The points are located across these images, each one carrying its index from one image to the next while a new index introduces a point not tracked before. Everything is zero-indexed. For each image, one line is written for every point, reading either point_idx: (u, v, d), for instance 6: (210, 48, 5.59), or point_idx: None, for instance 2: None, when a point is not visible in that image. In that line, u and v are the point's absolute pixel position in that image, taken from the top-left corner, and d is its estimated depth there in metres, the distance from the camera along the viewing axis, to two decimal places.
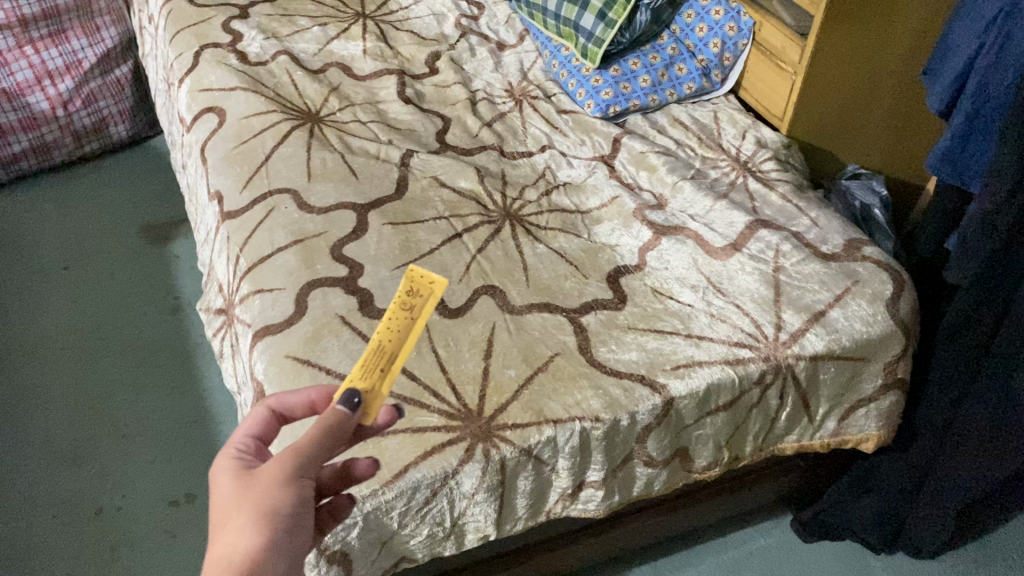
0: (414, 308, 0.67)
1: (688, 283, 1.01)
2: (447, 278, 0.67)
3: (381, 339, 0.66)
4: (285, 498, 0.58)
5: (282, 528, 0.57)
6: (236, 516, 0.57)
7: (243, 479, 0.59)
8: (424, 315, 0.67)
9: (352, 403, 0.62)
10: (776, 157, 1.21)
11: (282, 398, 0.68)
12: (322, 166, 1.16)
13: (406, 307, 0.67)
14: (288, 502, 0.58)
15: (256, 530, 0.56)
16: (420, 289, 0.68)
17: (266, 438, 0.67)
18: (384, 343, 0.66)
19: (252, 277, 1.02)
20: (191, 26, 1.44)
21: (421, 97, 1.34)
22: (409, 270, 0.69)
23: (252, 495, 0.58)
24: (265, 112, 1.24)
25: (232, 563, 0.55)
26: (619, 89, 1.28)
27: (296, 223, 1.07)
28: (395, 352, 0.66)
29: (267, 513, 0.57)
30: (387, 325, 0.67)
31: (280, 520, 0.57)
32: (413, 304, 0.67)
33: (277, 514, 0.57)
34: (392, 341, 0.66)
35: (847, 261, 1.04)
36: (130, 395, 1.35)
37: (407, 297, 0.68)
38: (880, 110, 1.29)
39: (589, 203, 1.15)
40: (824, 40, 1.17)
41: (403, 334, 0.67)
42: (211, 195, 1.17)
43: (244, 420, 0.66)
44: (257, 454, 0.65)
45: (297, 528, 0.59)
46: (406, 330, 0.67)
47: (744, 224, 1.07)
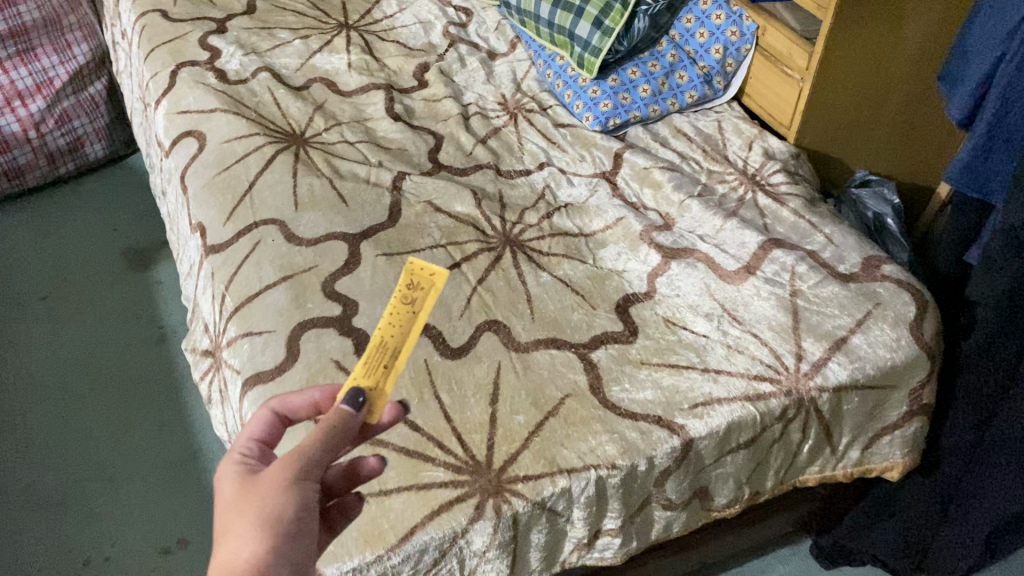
0: (418, 301, 0.69)
1: (701, 311, 0.96)
2: (447, 271, 0.70)
3: (384, 336, 0.68)
4: (287, 502, 0.57)
5: (285, 533, 0.57)
6: (241, 523, 0.57)
7: (246, 485, 0.59)
8: (426, 309, 0.69)
9: (356, 402, 0.64)
10: (785, 168, 1.15)
11: (289, 399, 0.69)
12: (310, 193, 1.10)
13: (410, 301, 0.69)
14: (291, 505, 0.58)
15: (259, 537, 0.55)
16: (421, 282, 0.70)
17: (269, 441, 0.68)
18: (388, 339, 0.68)
19: (239, 319, 0.96)
20: (167, 43, 1.37)
21: (411, 113, 1.28)
22: (409, 266, 0.71)
23: (254, 502, 0.57)
24: (246, 136, 1.18)
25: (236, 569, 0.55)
26: (619, 100, 1.23)
27: (285, 257, 1.01)
28: (399, 347, 0.68)
29: (269, 519, 0.57)
30: (390, 321, 0.69)
31: (283, 524, 0.57)
32: (413, 299, 0.70)
33: (280, 520, 0.57)
34: (395, 336, 0.68)
35: (866, 281, 0.99)
36: (116, 434, 1.29)
37: (410, 290, 0.70)
38: (889, 114, 1.24)
39: (592, 225, 1.09)
40: (833, 45, 1.11)
41: (405, 329, 0.69)
42: (194, 226, 1.11)
43: (248, 425, 0.66)
44: (260, 460, 0.65)
45: (303, 531, 0.58)
46: (408, 325, 0.69)
47: (757, 244, 1.02)
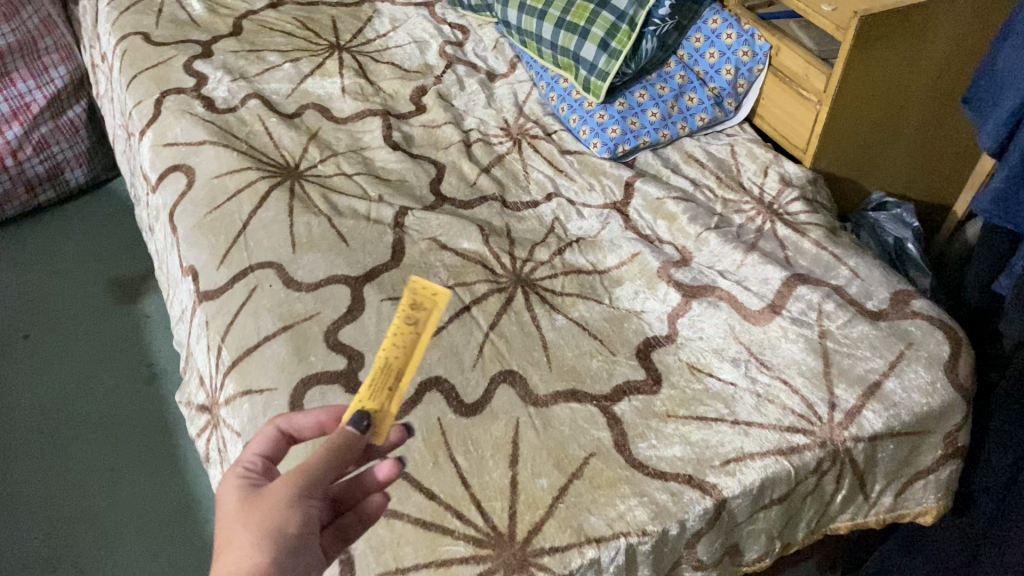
0: (420, 321, 0.67)
1: (727, 356, 0.91)
2: (449, 290, 0.67)
3: (387, 357, 0.66)
4: (290, 518, 0.58)
5: (286, 545, 0.57)
6: (243, 533, 0.57)
7: (251, 497, 0.60)
8: (428, 329, 0.67)
9: (360, 424, 0.63)
10: (803, 196, 1.11)
11: (289, 420, 0.69)
12: (307, 232, 1.04)
13: (412, 322, 0.67)
14: (293, 521, 0.58)
15: (261, 549, 0.56)
16: (424, 300, 0.67)
17: (274, 457, 0.67)
18: (391, 361, 0.66)
19: (237, 374, 0.90)
20: (150, 68, 1.31)
21: (409, 140, 1.22)
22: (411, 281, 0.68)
23: (258, 515, 0.58)
24: (238, 170, 1.12)
25: None
26: (627, 125, 1.17)
27: (283, 304, 0.95)
28: (403, 367, 0.66)
29: (274, 529, 0.57)
30: (391, 342, 0.67)
31: (286, 536, 0.57)
32: (417, 318, 0.67)
33: (282, 534, 0.57)
34: (398, 357, 0.66)
35: (896, 319, 0.94)
36: (107, 482, 1.22)
37: (411, 311, 0.67)
38: (905, 132, 1.20)
39: (607, 261, 1.04)
40: (852, 68, 1.06)
41: (409, 349, 0.67)
42: (185, 270, 1.05)
43: (254, 440, 0.67)
44: (266, 473, 0.65)
45: (303, 546, 0.59)
46: (411, 345, 0.67)
47: (781, 280, 0.98)
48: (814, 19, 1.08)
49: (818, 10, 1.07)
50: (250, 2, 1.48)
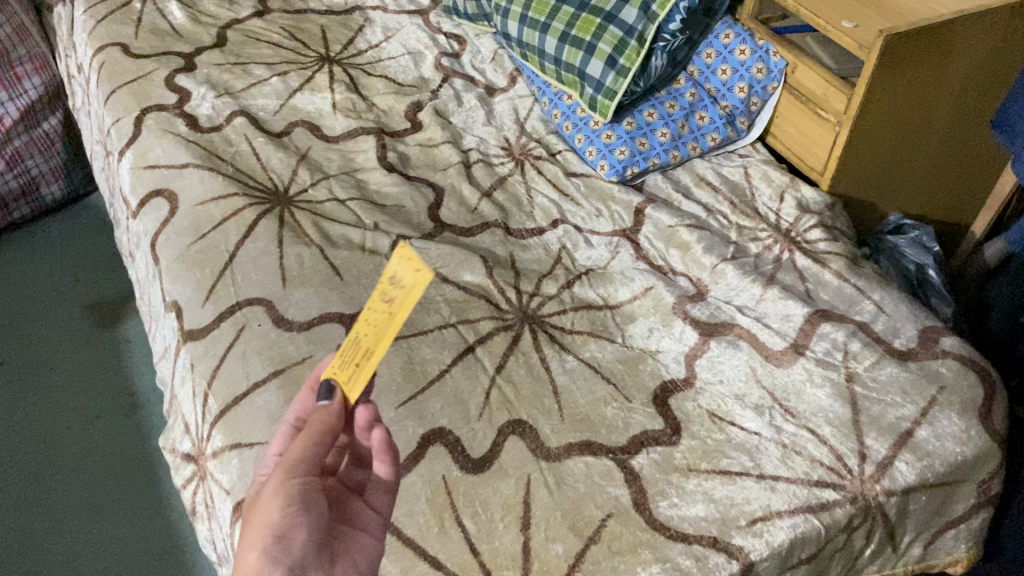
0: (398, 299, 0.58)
1: (749, 402, 0.85)
2: (426, 270, 0.55)
3: (364, 330, 0.60)
4: (275, 505, 0.56)
5: (269, 539, 0.55)
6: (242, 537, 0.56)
7: (251, 502, 0.59)
8: (394, 314, 0.57)
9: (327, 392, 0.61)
10: (822, 223, 1.05)
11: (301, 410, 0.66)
12: (299, 265, 0.97)
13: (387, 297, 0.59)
14: (278, 505, 0.56)
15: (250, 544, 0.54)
16: (403, 279, 0.57)
17: None
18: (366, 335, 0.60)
19: (225, 425, 0.84)
20: (129, 83, 1.23)
21: (405, 161, 1.16)
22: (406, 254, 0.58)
23: (252, 516, 0.56)
24: (224, 196, 1.05)
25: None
26: (636, 146, 1.11)
27: (273, 346, 0.89)
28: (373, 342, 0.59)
29: (259, 524, 0.55)
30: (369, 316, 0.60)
31: (270, 526, 0.55)
32: (391, 297, 0.58)
33: (270, 522, 0.55)
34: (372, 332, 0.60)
35: (926, 359, 0.89)
36: (88, 522, 1.16)
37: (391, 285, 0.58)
38: (926, 151, 1.14)
39: (618, 295, 0.98)
40: (875, 88, 1.01)
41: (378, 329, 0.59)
42: (168, 305, 0.98)
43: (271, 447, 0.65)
44: None
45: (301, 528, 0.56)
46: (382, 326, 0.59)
47: (803, 317, 0.92)
48: (835, 37, 1.02)
49: (839, 26, 1.01)
50: (234, 9, 1.41)
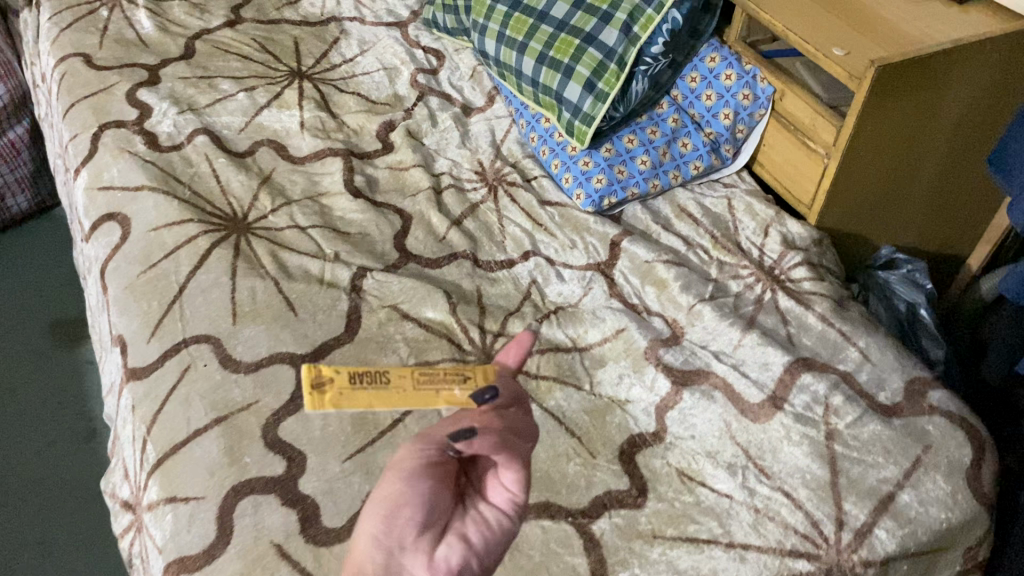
0: (358, 391, 0.57)
1: (721, 461, 0.80)
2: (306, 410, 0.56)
3: (417, 368, 0.59)
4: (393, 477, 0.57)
5: (379, 520, 0.56)
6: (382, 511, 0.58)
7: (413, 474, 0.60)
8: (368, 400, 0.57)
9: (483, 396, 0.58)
10: (807, 260, 1.00)
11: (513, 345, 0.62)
12: (251, 299, 0.92)
13: (368, 381, 0.58)
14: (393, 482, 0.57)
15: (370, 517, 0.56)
16: (329, 388, 0.57)
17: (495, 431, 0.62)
18: (416, 373, 0.59)
19: (162, 475, 0.79)
20: (89, 97, 1.18)
21: (373, 185, 1.10)
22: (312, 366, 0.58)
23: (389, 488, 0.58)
24: (178, 222, 1.00)
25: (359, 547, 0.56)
26: (614, 175, 1.06)
27: (218, 390, 0.84)
28: (422, 386, 0.58)
29: (380, 498, 0.57)
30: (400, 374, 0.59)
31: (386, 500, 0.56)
32: (361, 379, 0.58)
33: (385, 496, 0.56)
34: (410, 386, 0.58)
35: (911, 416, 0.84)
36: (37, 558, 1.10)
37: (350, 379, 0.58)
38: (921, 183, 1.09)
39: (588, 336, 0.92)
40: (865, 120, 0.95)
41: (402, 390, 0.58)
42: (114, 338, 0.93)
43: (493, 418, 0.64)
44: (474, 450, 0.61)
45: (402, 510, 0.55)
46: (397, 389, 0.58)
47: (782, 366, 0.87)
48: (825, 66, 0.96)
49: (828, 54, 0.95)
50: (205, 19, 1.36)
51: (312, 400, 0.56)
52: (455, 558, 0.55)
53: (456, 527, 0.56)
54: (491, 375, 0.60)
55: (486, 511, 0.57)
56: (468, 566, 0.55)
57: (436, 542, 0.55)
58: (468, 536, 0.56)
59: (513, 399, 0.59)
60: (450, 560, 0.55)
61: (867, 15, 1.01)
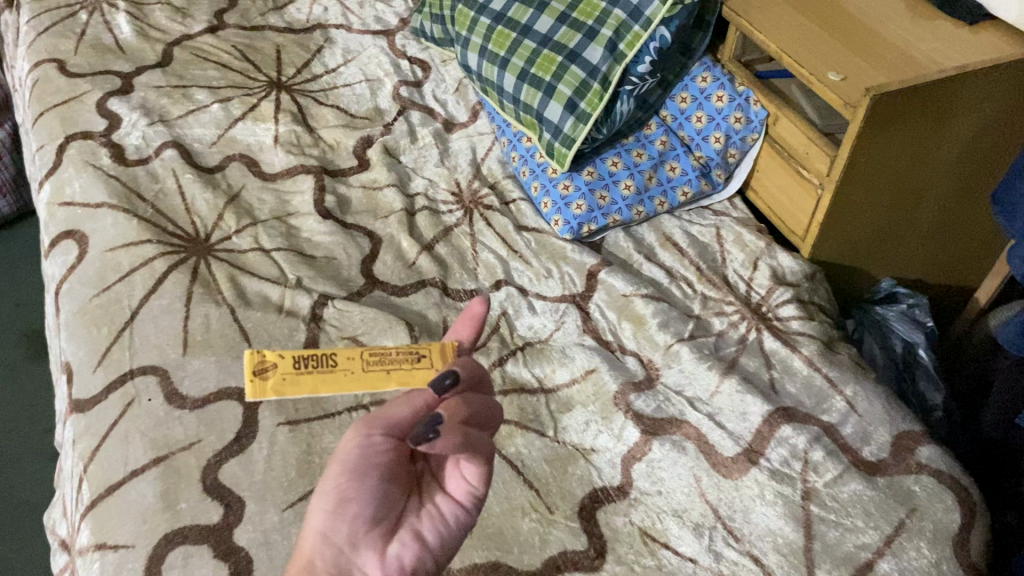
0: (301, 377, 0.61)
1: (688, 521, 0.74)
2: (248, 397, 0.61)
3: (365, 350, 0.63)
4: (337, 464, 0.56)
5: (326, 515, 0.55)
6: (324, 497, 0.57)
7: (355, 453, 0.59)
8: (315, 385, 0.61)
9: (443, 384, 0.57)
10: (797, 297, 0.94)
11: (470, 315, 0.63)
12: (204, 328, 0.88)
13: (313, 364, 0.62)
14: (337, 470, 0.55)
15: (316, 507, 0.55)
16: (270, 377, 0.61)
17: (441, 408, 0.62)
18: (364, 355, 0.63)
19: (93, 519, 0.74)
20: (59, 106, 1.14)
21: (345, 205, 1.06)
22: (255, 351, 0.62)
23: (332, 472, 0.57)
24: (136, 243, 0.96)
25: (307, 539, 0.55)
26: (595, 200, 1.01)
27: (159, 427, 0.79)
28: (370, 366, 0.62)
29: (326, 486, 0.56)
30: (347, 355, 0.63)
31: (330, 493, 0.55)
32: (304, 364, 0.62)
33: (329, 485, 0.55)
34: (357, 368, 0.62)
35: (896, 475, 0.77)
36: None
37: (294, 363, 0.61)
38: (922, 217, 1.02)
39: (555, 376, 0.86)
40: (861, 150, 0.89)
41: (352, 374, 0.62)
42: (62, 365, 0.89)
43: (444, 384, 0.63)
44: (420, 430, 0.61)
45: (349, 502, 0.55)
46: (346, 372, 0.62)
47: (761, 417, 0.81)
48: (819, 91, 0.90)
49: (823, 79, 0.89)
50: (187, 24, 1.32)
51: (253, 389, 0.60)
52: (410, 555, 0.55)
53: (410, 522, 0.56)
54: (446, 354, 0.63)
55: (442, 504, 0.58)
56: (423, 562, 0.56)
57: (389, 539, 0.55)
58: (422, 533, 0.56)
59: (472, 383, 0.58)
60: (403, 557, 0.55)
61: (868, 37, 0.94)
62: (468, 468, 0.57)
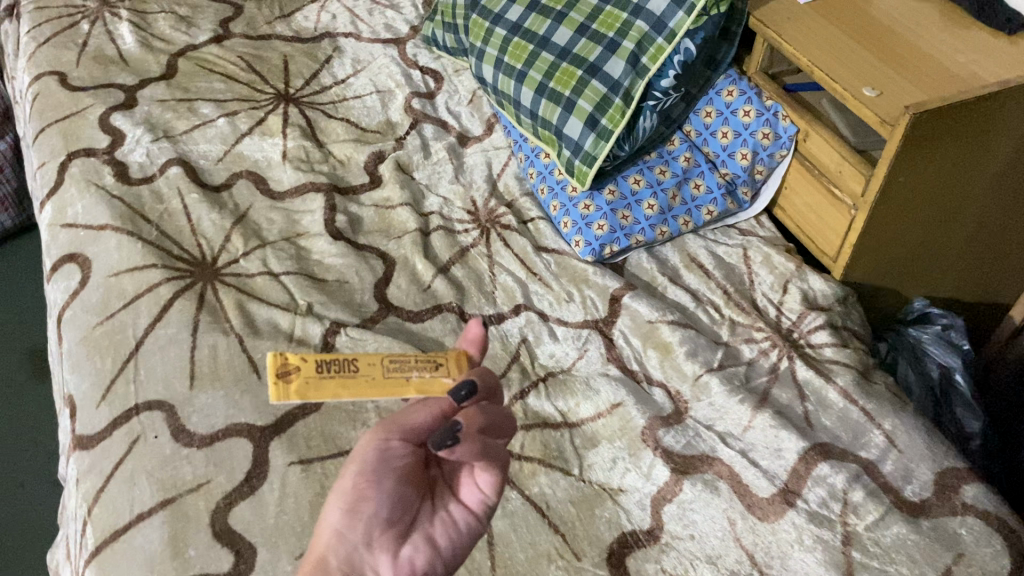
0: (327, 381, 0.55)
1: (723, 568, 0.70)
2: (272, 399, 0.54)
3: (384, 355, 0.58)
4: (354, 463, 0.56)
5: (342, 513, 0.55)
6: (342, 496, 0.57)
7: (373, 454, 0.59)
8: (340, 389, 0.55)
9: (461, 394, 0.56)
10: (830, 322, 0.90)
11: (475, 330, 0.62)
12: (211, 359, 0.84)
13: (337, 367, 0.56)
14: (352, 470, 0.55)
15: (332, 504, 0.55)
16: (295, 379, 0.54)
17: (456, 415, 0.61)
18: (385, 361, 0.58)
19: (97, 567, 0.71)
20: (60, 121, 1.11)
21: (357, 224, 1.02)
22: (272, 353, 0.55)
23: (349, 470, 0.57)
24: (140, 268, 0.92)
25: (322, 536, 0.55)
26: (617, 220, 0.97)
27: (166, 467, 0.76)
28: (391, 373, 0.57)
29: (342, 486, 0.56)
30: (367, 360, 0.57)
31: (345, 493, 0.55)
32: (326, 367, 0.55)
33: (346, 483, 0.55)
34: (380, 373, 0.57)
35: (941, 516, 0.73)
36: None
37: (317, 366, 0.55)
38: (957, 236, 0.98)
39: (580, 410, 0.83)
40: (898, 170, 0.84)
41: (375, 380, 0.56)
42: (66, 398, 0.86)
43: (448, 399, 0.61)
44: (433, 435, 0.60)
45: (363, 501, 0.54)
46: (370, 378, 0.56)
47: (797, 454, 0.77)
48: (854, 108, 0.85)
49: (858, 95, 0.84)
50: (191, 33, 1.28)
51: (278, 390, 0.53)
52: (421, 559, 0.54)
53: (422, 527, 0.55)
54: (462, 365, 0.60)
55: (456, 511, 0.57)
56: (433, 568, 0.55)
57: (402, 542, 0.55)
58: (434, 538, 0.55)
59: (488, 393, 0.58)
60: (414, 561, 0.54)
61: (903, 50, 0.90)
62: (483, 476, 0.56)
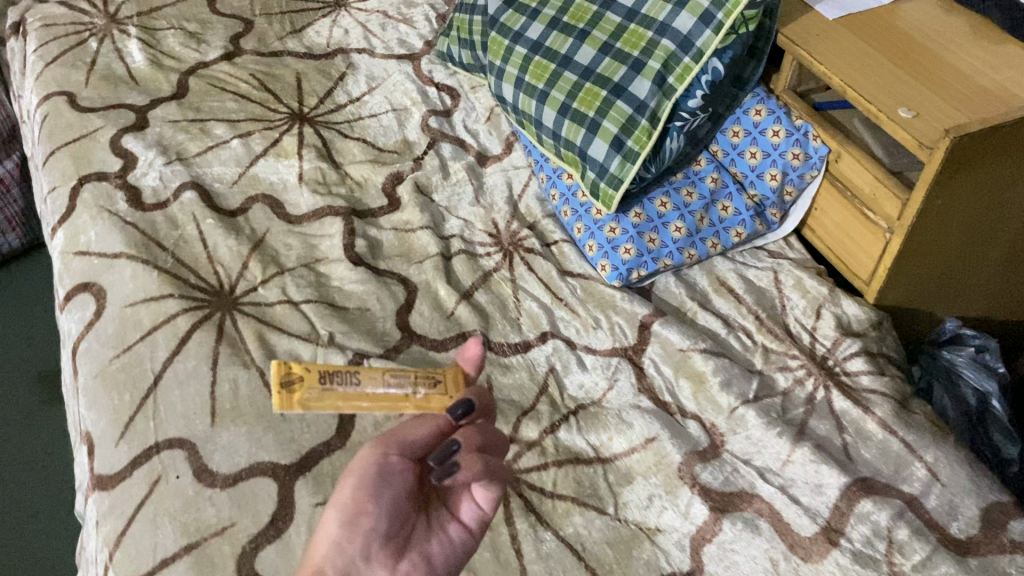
0: (330, 392, 0.54)
1: None
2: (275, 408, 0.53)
3: (386, 368, 0.57)
4: (352, 476, 0.57)
5: (340, 525, 0.55)
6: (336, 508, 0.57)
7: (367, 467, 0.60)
8: (341, 401, 0.55)
9: (458, 413, 0.58)
10: (866, 349, 0.88)
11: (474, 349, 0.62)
12: (232, 394, 0.82)
13: (340, 379, 0.55)
14: (351, 483, 0.57)
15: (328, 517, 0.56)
16: (298, 389, 0.53)
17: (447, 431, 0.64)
18: (387, 374, 0.57)
19: None
20: (70, 144, 1.08)
21: (377, 249, 0.99)
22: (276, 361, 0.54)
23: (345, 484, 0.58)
24: (157, 298, 0.89)
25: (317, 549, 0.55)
26: (644, 244, 0.95)
27: (190, 509, 0.74)
28: (392, 387, 0.57)
29: (340, 499, 0.57)
30: (370, 373, 0.56)
31: (344, 506, 0.56)
32: (329, 378, 0.55)
33: (344, 496, 0.56)
34: (381, 387, 0.56)
35: (990, 555, 0.71)
36: None
37: (320, 377, 0.54)
38: (991, 256, 0.96)
39: (612, 444, 0.80)
40: (938, 194, 0.82)
41: (377, 393, 0.56)
42: (83, 434, 0.83)
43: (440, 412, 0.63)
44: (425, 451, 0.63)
45: (362, 514, 0.56)
46: (372, 391, 0.56)
47: (838, 490, 0.75)
48: (890, 129, 0.83)
49: (894, 116, 0.82)
50: (202, 50, 1.25)
51: (281, 399, 0.53)
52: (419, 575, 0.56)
53: (420, 543, 0.57)
54: (460, 383, 0.61)
55: (451, 528, 0.59)
56: None
57: (400, 556, 0.56)
58: (431, 554, 0.57)
59: (483, 411, 0.60)
60: None
61: (937, 69, 0.88)
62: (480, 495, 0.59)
